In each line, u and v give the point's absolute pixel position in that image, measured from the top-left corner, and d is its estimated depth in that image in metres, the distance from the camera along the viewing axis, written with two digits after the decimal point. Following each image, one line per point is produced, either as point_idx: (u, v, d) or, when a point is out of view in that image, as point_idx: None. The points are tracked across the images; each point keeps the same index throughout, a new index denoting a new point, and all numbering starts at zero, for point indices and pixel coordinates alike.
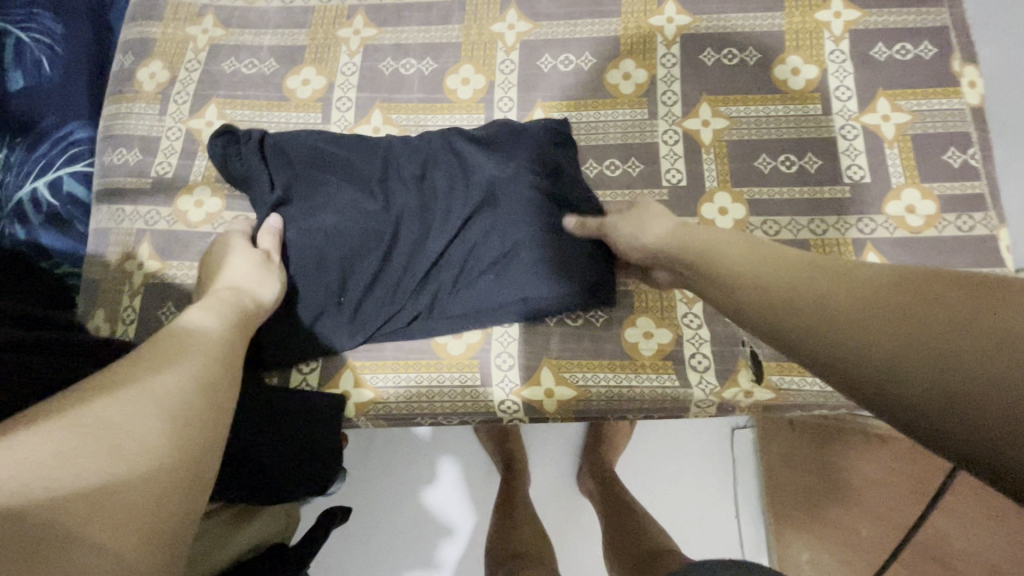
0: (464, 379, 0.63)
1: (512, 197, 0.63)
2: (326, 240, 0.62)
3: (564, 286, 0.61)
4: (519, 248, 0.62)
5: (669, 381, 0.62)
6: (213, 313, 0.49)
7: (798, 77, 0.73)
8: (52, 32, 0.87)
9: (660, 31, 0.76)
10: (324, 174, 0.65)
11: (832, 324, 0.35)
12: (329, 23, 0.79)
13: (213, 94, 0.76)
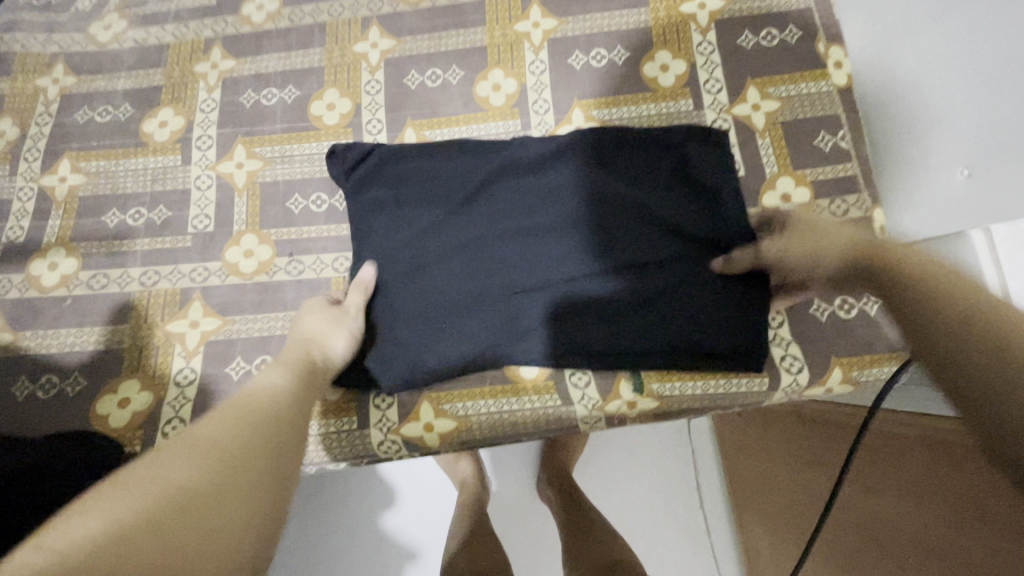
0: (340, 423, 0.62)
1: (621, 221, 0.61)
2: (436, 275, 0.62)
3: (658, 322, 0.59)
4: (629, 277, 0.59)
5: (552, 402, 0.61)
6: (285, 370, 0.52)
7: (668, 72, 0.72)
8: None
9: (526, 37, 0.74)
10: (431, 200, 0.64)
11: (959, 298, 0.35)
12: (186, 60, 0.76)
13: (66, 148, 0.73)
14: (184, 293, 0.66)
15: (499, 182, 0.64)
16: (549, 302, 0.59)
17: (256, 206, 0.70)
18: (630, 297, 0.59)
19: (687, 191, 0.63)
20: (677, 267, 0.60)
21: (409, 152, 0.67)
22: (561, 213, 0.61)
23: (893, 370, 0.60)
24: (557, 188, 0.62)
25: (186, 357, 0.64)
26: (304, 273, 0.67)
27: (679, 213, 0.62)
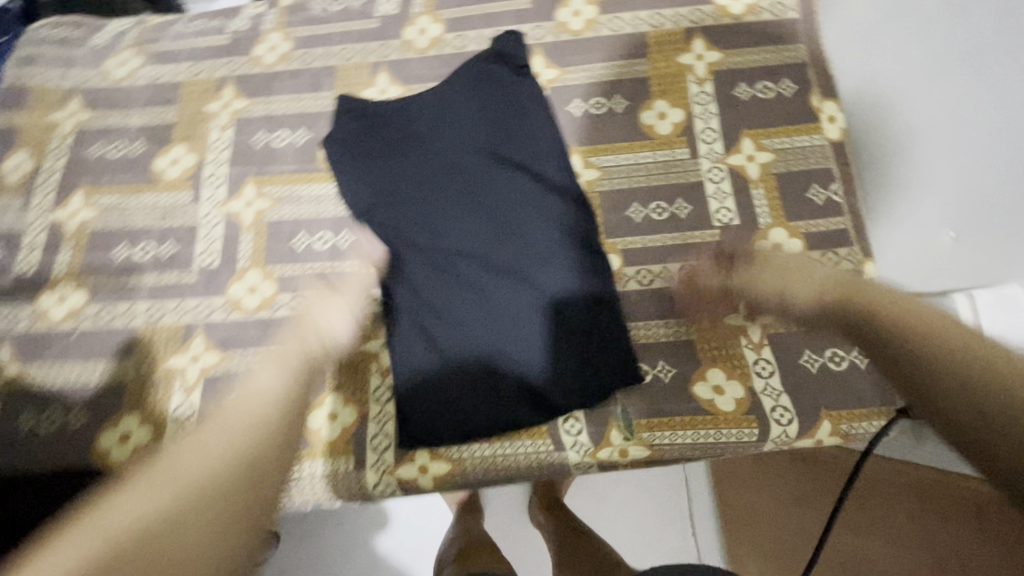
0: (536, 446, 0.63)
1: (564, 326, 0.65)
2: (435, 154, 0.71)
3: (513, 350, 0.64)
4: (518, 340, 0.65)
5: (749, 436, 0.62)
6: (277, 373, 0.62)
7: (834, 124, 0.71)
8: None
9: (690, 69, 0.74)
10: (458, 120, 0.72)
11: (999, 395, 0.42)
12: (353, 84, 0.78)
13: (248, 171, 0.75)
14: (373, 317, 0.69)
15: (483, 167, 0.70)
16: (525, 276, 0.66)
17: None
18: (532, 338, 0.64)
19: (548, 341, 0.64)
20: (477, 324, 0.65)
21: (463, 127, 0.72)
22: (528, 245, 0.67)
23: (880, 424, 0.62)
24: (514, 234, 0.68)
25: (382, 375, 0.66)
26: None
27: (576, 342, 0.65)
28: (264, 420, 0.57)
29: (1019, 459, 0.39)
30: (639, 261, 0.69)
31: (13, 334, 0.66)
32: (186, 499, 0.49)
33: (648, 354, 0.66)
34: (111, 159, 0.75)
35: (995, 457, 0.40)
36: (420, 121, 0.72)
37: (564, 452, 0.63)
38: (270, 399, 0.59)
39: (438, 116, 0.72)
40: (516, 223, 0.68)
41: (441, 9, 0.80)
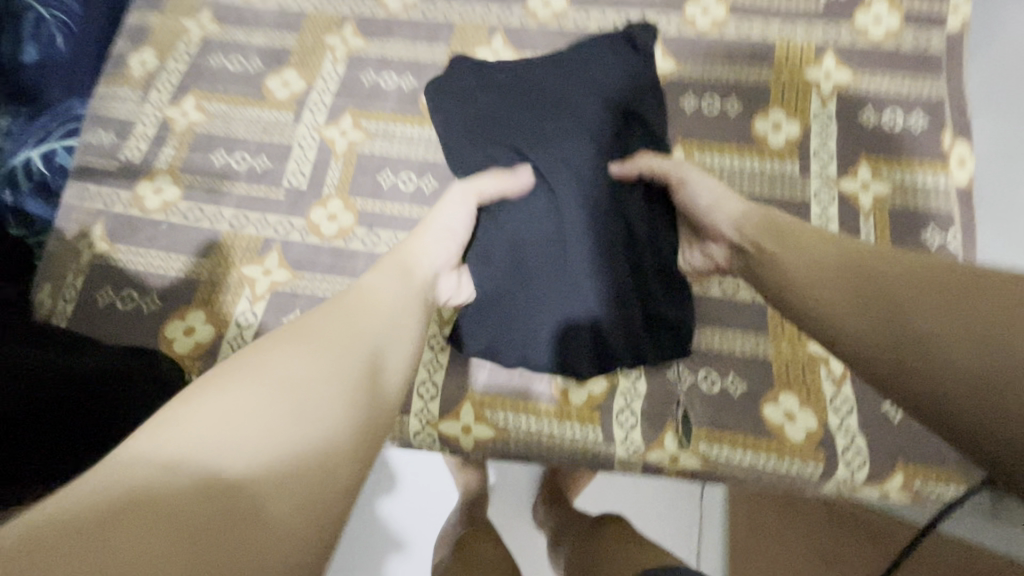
0: (585, 432, 0.60)
1: (626, 298, 0.55)
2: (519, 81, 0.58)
3: (563, 315, 0.55)
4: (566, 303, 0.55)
5: (810, 471, 0.58)
6: (389, 276, 0.49)
7: (963, 168, 0.66)
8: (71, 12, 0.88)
9: (815, 85, 0.71)
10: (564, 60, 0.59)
11: (928, 330, 0.36)
12: (468, 42, 0.78)
13: (351, 105, 0.76)
14: None
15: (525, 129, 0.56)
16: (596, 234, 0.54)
17: None
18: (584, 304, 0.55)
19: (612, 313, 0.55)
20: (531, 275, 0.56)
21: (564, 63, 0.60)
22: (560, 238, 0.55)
23: (960, 491, 0.56)
24: (543, 219, 0.55)
25: (440, 325, 0.65)
26: None
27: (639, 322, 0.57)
28: (375, 344, 0.40)
29: (992, 451, 0.33)
30: None
31: (110, 214, 0.68)
32: (177, 504, 0.25)
33: (716, 362, 0.62)
34: (227, 71, 0.78)
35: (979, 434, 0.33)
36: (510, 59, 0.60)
37: (613, 445, 0.60)
38: (387, 308, 0.44)
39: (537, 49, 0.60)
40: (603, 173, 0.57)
41: None
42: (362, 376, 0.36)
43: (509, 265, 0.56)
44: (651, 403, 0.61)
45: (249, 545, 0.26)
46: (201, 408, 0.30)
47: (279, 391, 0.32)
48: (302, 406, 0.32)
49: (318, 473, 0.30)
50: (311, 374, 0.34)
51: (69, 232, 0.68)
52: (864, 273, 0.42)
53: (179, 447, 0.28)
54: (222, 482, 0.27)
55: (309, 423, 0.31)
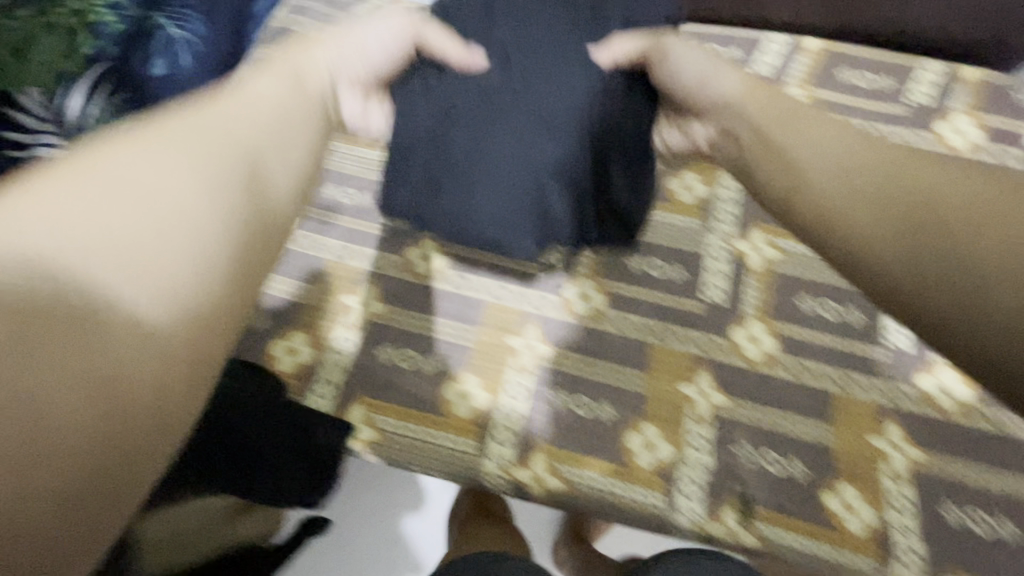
0: (650, 497, 0.62)
1: (556, 202, 0.63)
2: None
3: (535, 144, 0.61)
4: (521, 186, 0.61)
5: (867, 566, 0.60)
6: (283, 80, 0.49)
7: None
8: (196, 33, 1.02)
9: None
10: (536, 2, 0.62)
11: (927, 230, 0.37)
12: None
13: None
14: (523, 316, 0.72)
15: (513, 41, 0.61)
16: (535, 137, 0.61)
17: (601, 257, 0.76)
18: (525, 166, 0.61)
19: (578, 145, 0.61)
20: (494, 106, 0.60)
21: None
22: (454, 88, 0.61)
23: None
24: (480, 76, 0.60)
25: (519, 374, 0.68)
26: (629, 331, 0.71)
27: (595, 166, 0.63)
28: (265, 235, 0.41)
29: (995, 367, 0.33)
30: (796, 352, 0.69)
31: None
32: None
33: (779, 443, 0.65)
34: None
35: (962, 344, 0.34)
36: None
37: (676, 516, 0.62)
38: (271, 108, 0.45)
39: None
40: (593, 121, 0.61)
41: None
42: (251, 203, 0.40)
43: (475, 134, 0.61)
44: (716, 477, 0.63)
45: (83, 350, 0.33)
46: (32, 194, 0.34)
47: (95, 171, 0.36)
48: (108, 183, 0.36)
49: (180, 258, 0.36)
50: (197, 196, 0.38)
51: None
52: (900, 172, 0.41)
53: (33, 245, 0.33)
54: (58, 264, 0.33)
55: (204, 202, 0.38)
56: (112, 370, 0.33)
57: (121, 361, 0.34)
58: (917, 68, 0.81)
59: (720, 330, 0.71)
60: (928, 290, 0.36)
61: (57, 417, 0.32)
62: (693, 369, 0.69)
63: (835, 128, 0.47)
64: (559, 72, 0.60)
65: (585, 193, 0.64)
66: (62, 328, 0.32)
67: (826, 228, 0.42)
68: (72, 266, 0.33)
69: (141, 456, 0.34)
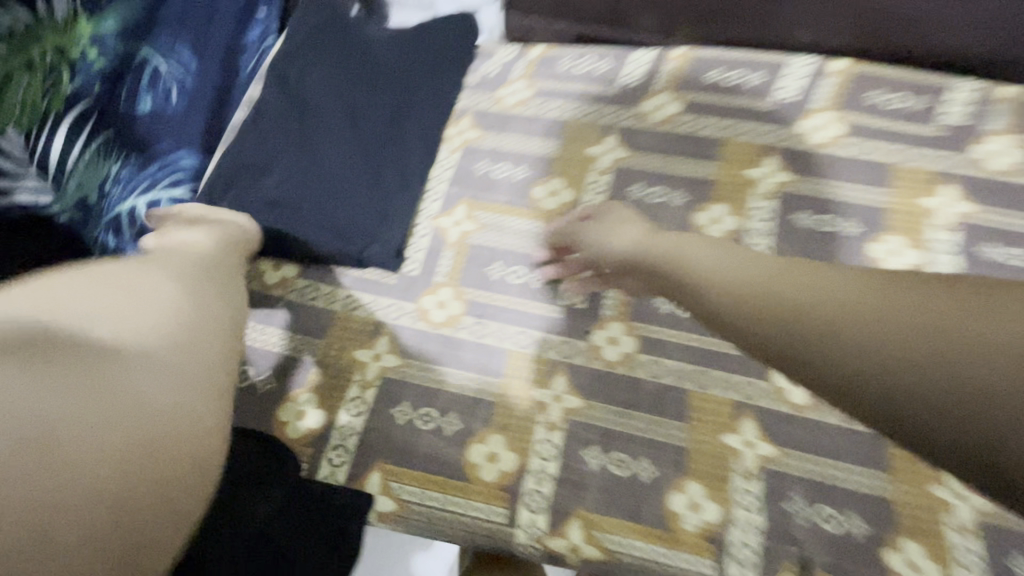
0: (698, 564, 0.57)
1: (355, 220, 0.73)
2: (371, 63, 0.84)
3: (346, 184, 0.75)
4: (349, 206, 0.74)
5: None
6: (207, 231, 0.60)
7: None
8: (187, 67, 0.98)
9: (930, 214, 0.72)
10: (390, 79, 0.83)
11: (901, 351, 0.32)
12: (582, 140, 0.81)
13: (463, 194, 0.78)
14: (549, 364, 0.67)
15: (337, 115, 0.79)
16: (393, 183, 0.76)
17: (628, 298, 0.71)
18: (360, 198, 0.74)
19: (368, 177, 0.76)
20: (349, 146, 0.77)
21: (404, 63, 0.84)
22: (326, 129, 0.78)
23: None
24: (343, 137, 0.78)
25: (549, 430, 0.63)
26: (664, 378, 0.66)
27: (366, 196, 0.74)
28: (220, 340, 0.44)
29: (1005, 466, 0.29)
30: None
31: None
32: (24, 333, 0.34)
33: (834, 496, 0.60)
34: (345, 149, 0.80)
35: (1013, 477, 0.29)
36: (387, 55, 0.85)
37: None
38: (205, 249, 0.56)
39: (399, 55, 0.85)
40: (393, 157, 0.78)
41: (684, 90, 0.82)
42: (224, 305, 0.48)
43: (313, 171, 0.75)
44: (769, 538, 0.58)
45: (95, 385, 0.33)
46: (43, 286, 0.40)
47: (95, 280, 0.41)
48: (118, 291, 0.41)
49: (135, 307, 0.40)
50: (149, 290, 0.42)
51: None
52: (761, 284, 0.42)
53: (68, 311, 0.37)
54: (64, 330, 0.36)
55: (184, 311, 0.43)
56: (134, 416, 0.34)
57: (136, 400, 0.34)
58: (948, 86, 0.77)
59: (762, 373, 0.66)
60: (895, 389, 0.32)
61: (81, 438, 0.31)
62: (736, 417, 0.64)
63: (720, 250, 0.50)
64: (417, 133, 0.80)
65: (375, 212, 0.74)
66: (89, 369, 0.34)
67: (830, 377, 0.35)
68: (82, 330, 0.36)
69: (161, 485, 0.34)
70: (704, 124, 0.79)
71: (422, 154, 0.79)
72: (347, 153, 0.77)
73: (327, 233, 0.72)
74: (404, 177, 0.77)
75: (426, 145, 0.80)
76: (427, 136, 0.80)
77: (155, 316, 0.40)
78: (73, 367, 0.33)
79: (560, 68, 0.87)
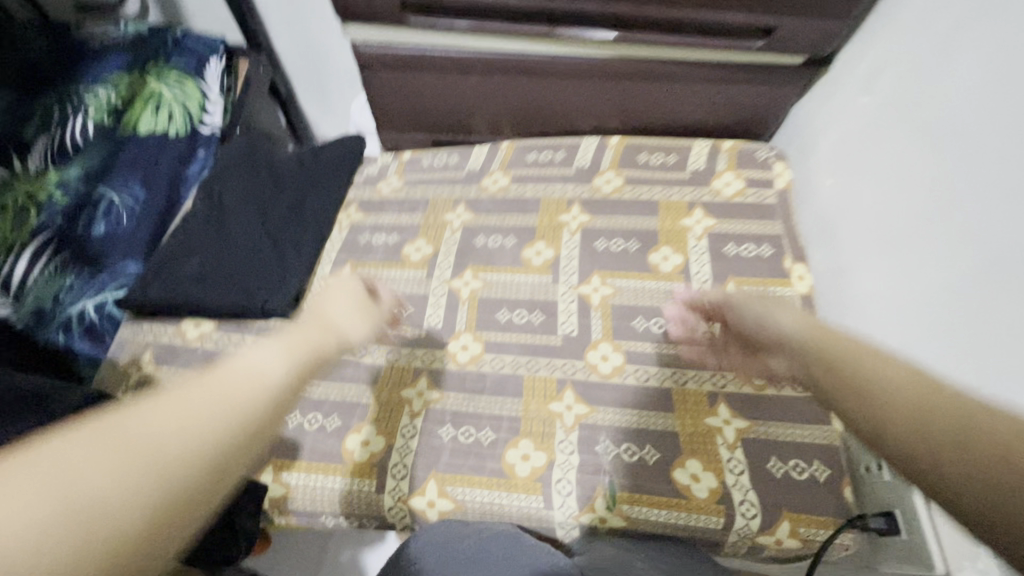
0: (529, 500, 0.73)
1: (259, 283, 0.95)
2: (276, 173, 1.11)
3: (252, 259, 0.98)
4: (254, 273, 0.96)
5: (715, 523, 0.71)
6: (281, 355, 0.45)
7: (805, 281, 0.92)
8: (137, 198, 1.24)
9: (689, 229, 0.98)
10: (291, 183, 1.10)
11: (922, 406, 0.35)
12: (439, 210, 1.06)
13: (350, 258, 1.02)
14: (414, 369, 0.85)
15: (246, 211, 1.04)
16: (290, 254, 0.99)
17: (475, 315, 0.91)
18: (263, 267, 0.97)
19: (270, 252, 0.99)
20: (256, 233, 1.01)
21: (303, 170, 1.12)
22: (241, 223, 1.02)
23: (832, 532, 0.70)
24: (251, 226, 1.02)
25: (411, 416, 0.80)
26: (503, 369, 0.85)
27: (268, 266, 0.97)
28: (267, 429, 0.38)
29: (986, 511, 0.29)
30: (640, 361, 0.85)
31: (157, 345, 0.92)
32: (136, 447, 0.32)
33: (634, 436, 0.78)
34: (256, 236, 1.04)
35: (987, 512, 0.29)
36: (288, 166, 1.13)
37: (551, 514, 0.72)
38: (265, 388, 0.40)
39: (298, 165, 1.13)
40: (291, 236, 1.02)
41: (511, 167, 1.10)
42: (283, 381, 0.42)
43: (227, 253, 0.99)
44: (583, 473, 0.75)
45: (154, 477, 0.31)
46: (161, 397, 0.35)
47: (217, 385, 0.38)
48: (232, 384, 0.39)
49: (192, 409, 0.35)
50: (230, 379, 0.39)
51: (123, 361, 0.90)
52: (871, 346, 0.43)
53: (197, 416, 0.35)
54: (127, 420, 0.33)
55: (246, 395, 0.38)
56: (162, 510, 0.31)
57: (135, 528, 0.30)
58: (691, 144, 1.08)
59: (578, 355, 0.86)
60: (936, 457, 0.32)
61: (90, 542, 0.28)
62: (559, 389, 0.82)
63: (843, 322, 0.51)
64: (309, 216, 1.05)
65: (273, 276, 0.96)
66: (132, 463, 0.31)
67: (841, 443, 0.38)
68: (153, 441, 0.32)
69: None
70: (528, 188, 1.06)
71: (314, 231, 1.03)
72: (254, 237, 1.01)
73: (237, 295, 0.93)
74: (297, 248, 1.00)
75: (316, 226, 1.04)
76: (318, 217, 1.05)
77: (242, 401, 0.38)
78: (143, 471, 0.31)
79: (422, 161, 1.15)
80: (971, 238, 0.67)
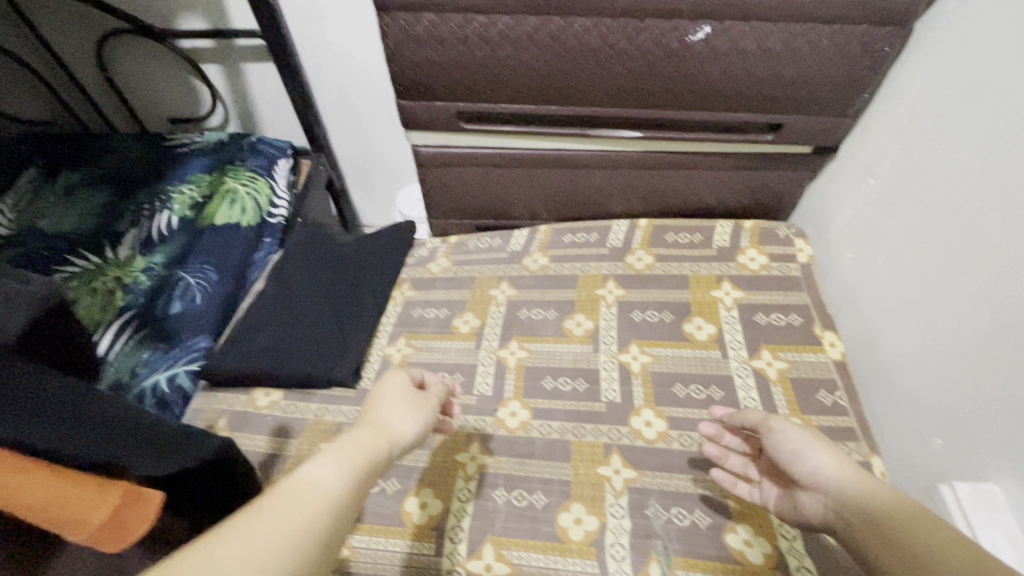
0: (584, 564, 0.74)
1: (323, 353, 1.04)
2: (338, 255, 1.24)
3: (317, 332, 1.08)
4: (318, 345, 1.05)
5: None
6: (337, 464, 0.55)
7: (836, 348, 0.97)
8: (210, 279, 1.37)
9: (721, 301, 1.05)
10: (351, 264, 1.22)
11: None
12: (485, 286, 1.16)
13: (404, 331, 1.11)
14: (466, 434, 0.90)
15: (312, 290, 1.16)
16: (350, 327, 1.09)
17: (522, 383, 0.97)
18: (326, 339, 1.06)
19: (333, 325, 1.09)
20: (321, 308, 1.12)
21: (361, 253, 1.25)
22: (307, 301, 1.14)
23: None
24: (316, 303, 1.13)
25: (466, 480, 0.84)
26: (551, 434, 0.89)
27: (332, 338, 1.07)
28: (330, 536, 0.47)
29: None
30: (683, 426, 0.88)
31: (230, 412, 1.00)
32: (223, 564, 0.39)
33: (683, 500, 0.79)
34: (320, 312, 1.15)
35: None
36: (349, 249, 1.25)
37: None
38: (329, 502, 0.49)
39: (357, 248, 1.26)
40: (352, 310, 1.12)
41: (549, 247, 1.21)
42: (342, 494, 0.51)
43: (294, 326, 1.09)
44: (635, 537, 0.76)
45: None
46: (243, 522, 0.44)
47: (289, 501, 0.47)
48: (294, 505, 0.47)
49: (264, 530, 0.43)
50: (291, 501, 0.47)
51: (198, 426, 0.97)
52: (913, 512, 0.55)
53: (265, 538, 0.43)
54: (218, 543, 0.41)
55: (310, 511, 0.47)
56: None
57: None
58: (714, 224, 1.18)
59: (622, 421, 0.90)
60: None
61: None
62: (606, 454, 0.86)
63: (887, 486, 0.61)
64: (367, 293, 1.16)
65: (336, 347, 1.05)
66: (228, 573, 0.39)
67: None
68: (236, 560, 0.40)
69: None
70: (566, 266, 1.16)
71: (371, 306, 1.13)
72: (318, 313, 1.11)
73: (304, 365, 1.02)
74: (357, 321, 1.10)
75: (373, 301, 1.14)
76: (375, 294, 1.16)
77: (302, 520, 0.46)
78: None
79: (468, 244, 1.27)
80: (988, 308, 0.73)
